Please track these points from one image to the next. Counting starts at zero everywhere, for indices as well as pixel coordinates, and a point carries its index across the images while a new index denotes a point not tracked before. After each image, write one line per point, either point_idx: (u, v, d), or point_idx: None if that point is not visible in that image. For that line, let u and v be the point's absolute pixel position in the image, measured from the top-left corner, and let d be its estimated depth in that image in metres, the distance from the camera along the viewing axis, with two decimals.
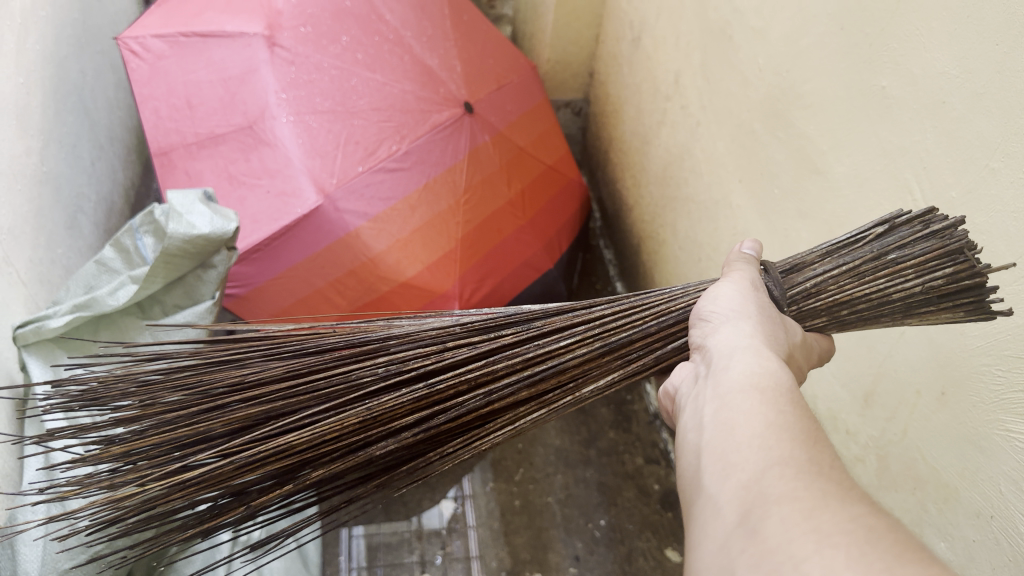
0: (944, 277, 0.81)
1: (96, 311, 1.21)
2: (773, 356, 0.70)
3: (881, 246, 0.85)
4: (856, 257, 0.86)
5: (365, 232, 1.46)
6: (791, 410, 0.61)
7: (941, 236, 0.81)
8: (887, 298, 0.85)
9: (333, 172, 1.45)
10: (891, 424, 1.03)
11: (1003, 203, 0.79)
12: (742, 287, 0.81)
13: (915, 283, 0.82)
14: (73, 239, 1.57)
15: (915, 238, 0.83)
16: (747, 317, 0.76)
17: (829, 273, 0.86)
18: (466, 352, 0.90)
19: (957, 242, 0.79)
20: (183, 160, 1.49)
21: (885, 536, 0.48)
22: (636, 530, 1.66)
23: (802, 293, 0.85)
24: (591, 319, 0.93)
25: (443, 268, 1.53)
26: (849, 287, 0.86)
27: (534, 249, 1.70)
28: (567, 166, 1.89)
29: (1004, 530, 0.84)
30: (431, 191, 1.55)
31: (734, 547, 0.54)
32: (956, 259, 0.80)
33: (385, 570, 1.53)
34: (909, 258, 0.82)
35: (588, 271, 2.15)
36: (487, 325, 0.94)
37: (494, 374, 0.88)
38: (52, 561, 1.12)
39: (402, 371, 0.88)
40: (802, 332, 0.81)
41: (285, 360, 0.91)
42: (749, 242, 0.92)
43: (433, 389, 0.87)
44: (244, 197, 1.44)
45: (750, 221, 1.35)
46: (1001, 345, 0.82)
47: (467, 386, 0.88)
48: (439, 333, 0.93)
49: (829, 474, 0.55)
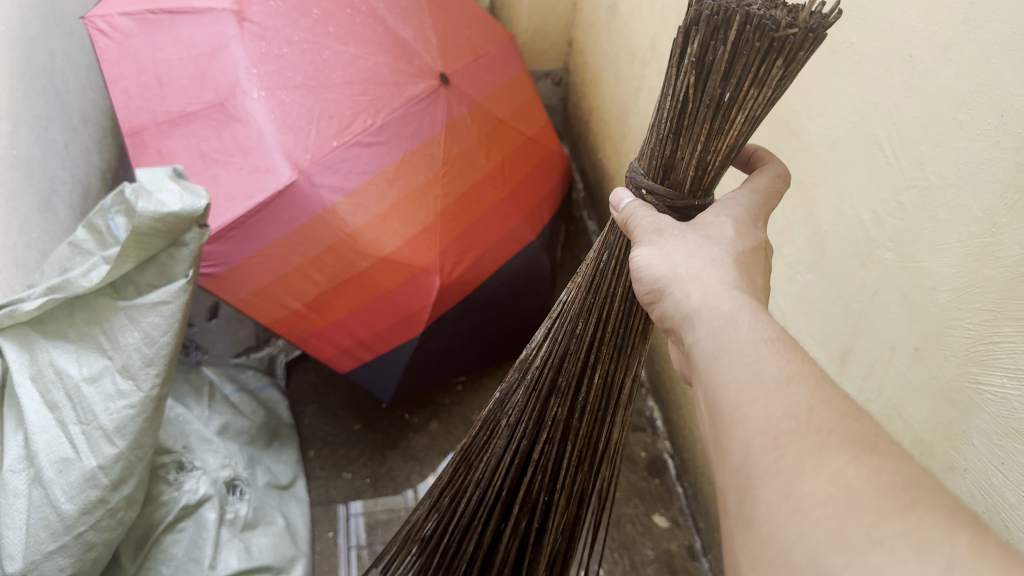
0: (781, 65, 0.70)
1: (70, 293, 1.18)
2: (730, 297, 0.68)
3: (712, 90, 0.74)
4: (701, 120, 0.76)
5: (342, 207, 1.43)
6: (758, 359, 0.61)
7: (754, 35, 0.69)
8: (754, 117, 0.76)
9: (307, 148, 1.44)
10: (867, 381, 1.03)
11: (970, 153, 0.79)
12: (652, 239, 0.76)
13: (768, 87, 0.73)
14: (47, 223, 1.55)
15: (724, 60, 0.72)
16: (677, 272, 0.72)
17: (700, 152, 0.77)
18: (557, 448, 0.95)
19: (764, 38, 0.69)
20: (155, 140, 1.47)
21: (863, 492, 0.50)
22: (624, 497, 1.67)
23: (698, 181, 0.80)
24: (588, 340, 0.90)
25: (424, 242, 1.50)
26: (722, 145, 0.77)
27: (515, 221, 1.68)
28: (547, 136, 1.88)
29: (977, 483, 0.85)
30: (409, 164, 1.53)
31: (738, 538, 0.56)
32: (778, 49, 0.69)
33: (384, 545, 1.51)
34: (739, 82, 0.72)
35: (571, 243, 2.16)
36: (531, 406, 0.96)
37: (585, 433, 0.93)
38: (35, 544, 1.10)
39: (535, 490, 0.97)
40: (733, 223, 0.77)
41: (457, 541, 1.03)
42: (621, 191, 0.84)
43: (567, 486, 0.95)
44: (217, 175, 1.42)
45: (728, 185, 1.34)
46: (973, 299, 0.81)
47: (577, 453, 0.94)
48: (512, 447, 0.97)
49: (807, 424, 0.55)
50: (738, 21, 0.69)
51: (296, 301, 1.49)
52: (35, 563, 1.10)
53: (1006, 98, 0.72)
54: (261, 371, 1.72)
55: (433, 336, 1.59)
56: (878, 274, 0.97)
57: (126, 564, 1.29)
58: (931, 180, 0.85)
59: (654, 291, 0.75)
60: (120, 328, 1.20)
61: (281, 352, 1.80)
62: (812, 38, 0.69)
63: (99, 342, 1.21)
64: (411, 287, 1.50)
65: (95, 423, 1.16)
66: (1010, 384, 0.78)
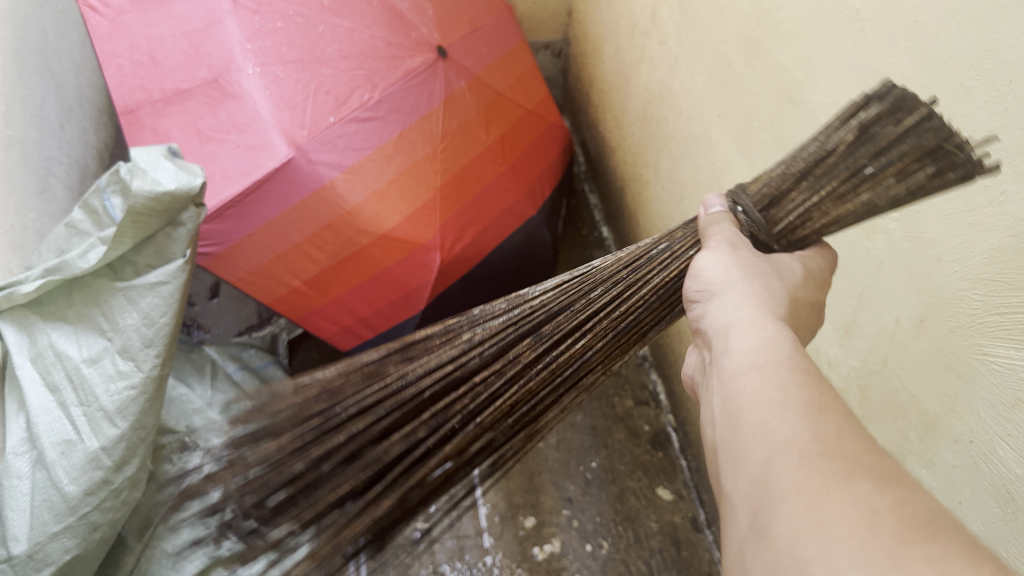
0: (926, 174, 0.72)
1: (67, 275, 1.17)
2: (772, 321, 0.70)
3: (858, 158, 0.77)
4: (833, 179, 0.80)
5: (340, 184, 1.41)
6: (791, 382, 0.62)
7: (916, 133, 0.72)
8: (874, 210, 0.78)
9: (303, 124, 1.41)
10: (871, 353, 1.02)
11: (977, 121, 0.77)
12: (722, 250, 0.79)
13: (899, 189, 0.75)
14: (44, 204, 1.54)
15: (886, 140, 0.75)
16: (733, 287, 0.75)
17: (812, 201, 0.81)
18: (502, 383, 0.89)
19: (932, 140, 0.71)
20: (150, 118, 1.45)
21: (888, 516, 0.48)
22: (628, 470, 1.72)
23: (789, 227, 0.84)
24: (595, 312, 0.90)
25: (423, 218, 1.49)
26: (833, 211, 0.81)
27: (515, 196, 1.67)
28: (546, 109, 1.86)
29: (984, 455, 0.84)
30: (407, 140, 1.51)
31: (749, 551, 0.55)
32: (938, 156, 0.71)
33: None
34: (886, 166, 0.75)
35: (573, 217, 2.16)
36: (499, 341, 0.91)
37: (532, 392, 0.90)
38: (40, 525, 1.10)
39: (445, 415, 0.90)
40: (803, 268, 0.81)
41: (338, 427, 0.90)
42: (713, 197, 0.90)
43: (481, 428, 0.89)
44: (213, 153, 1.41)
45: (730, 156, 1.33)
46: (979, 269, 0.80)
47: (508, 401, 0.89)
48: (458, 362, 0.91)
49: (834, 450, 0.54)
50: (920, 113, 0.71)
51: (297, 280, 1.49)
52: (41, 545, 1.10)
53: (1015, 63, 0.71)
54: (264, 349, 1.72)
55: (436, 313, 1.59)
56: (883, 245, 0.96)
57: (131, 541, 1.31)
58: None
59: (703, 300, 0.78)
60: (117, 310, 1.20)
61: (283, 331, 1.80)
62: (963, 169, 0.69)
63: (99, 323, 1.20)
64: (410, 264, 1.50)
65: (96, 405, 1.16)
66: (1017, 354, 0.77)
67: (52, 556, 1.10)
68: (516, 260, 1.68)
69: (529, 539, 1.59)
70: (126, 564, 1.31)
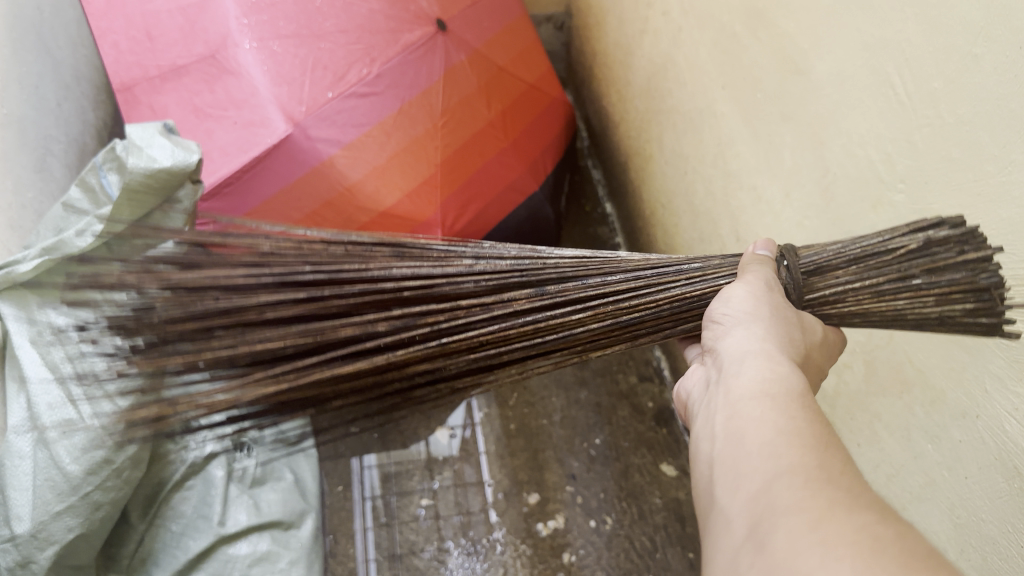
0: (961, 311, 0.81)
1: (64, 254, 1.17)
2: (785, 359, 0.70)
3: (910, 265, 0.84)
4: (881, 276, 0.85)
5: (340, 161, 1.41)
6: (802, 416, 0.61)
7: (972, 269, 0.80)
8: (899, 316, 0.85)
9: (301, 100, 1.39)
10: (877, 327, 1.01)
11: (984, 90, 0.75)
12: (757, 291, 0.80)
13: (932, 311, 0.83)
14: (44, 183, 1.53)
15: (944, 264, 0.82)
16: (757, 322, 0.75)
17: (852, 286, 0.86)
18: (482, 313, 0.98)
19: (986, 283, 0.79)
20: (147, 95, 1.45)
21: (891, 546, 0.48)
22: (631, 446, 1.71)
23: (820, 300, 0.86)
24: (601, 292, 0.98)
25: (424, 194, 1.49)
26: (866, 303, 0.86)
27: (517, 171, 1.65)
28: (548, 84, 1.83)
29: (990, 430, 0.83)
30: (408, 116, 1.48)
31: (743, 561, 0.54)
32: (978, 301, 0.80)
33: (396, 499, 1.62)
34: (933, 286, 0.83)
35: (577, 193, 2.14)
36: (502, 281, 1.00)
37: (507, 338, 0.98)
38: (42, 504, 1.11)
39: (418, 322, 0.98)
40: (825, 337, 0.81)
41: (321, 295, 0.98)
42: (763, 241, 0.90)
43: (445, 347, 0.97)
44: (211, 130, 1.40)
45: (734, 129, 1.31)
46: (986, 241, 0.79)
47: (479, 338, 0.97)
48: (456, 287, 0.99)
49: (839, 481, 0.54)
50: (982, 256, 0.79)
51: None
52: (44, 524, 1.11)
53: None
54: None
55: None
56: (889, 216, 0.94)
57: (135, 522, 1.35)
58: (945, 117, 0.82)
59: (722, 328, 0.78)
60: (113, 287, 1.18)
61: None
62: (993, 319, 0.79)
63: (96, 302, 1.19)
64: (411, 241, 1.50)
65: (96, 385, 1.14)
66: None
67: (55, 535, 1.11)
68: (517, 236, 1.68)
69: (533, 515, 1.61)
70: (130, 542, 1.35)
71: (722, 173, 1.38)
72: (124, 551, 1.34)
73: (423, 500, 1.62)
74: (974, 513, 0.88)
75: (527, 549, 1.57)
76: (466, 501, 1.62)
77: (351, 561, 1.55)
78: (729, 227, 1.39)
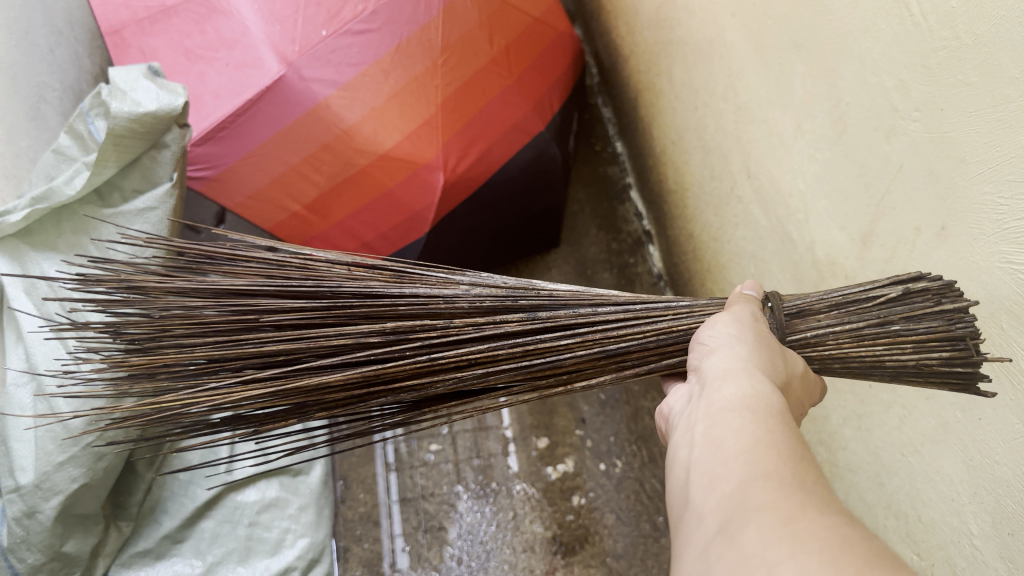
0: (937, 360, 0.82)
1: (54, 203, 1.17)
2: (766, 378, 0.70)
3: (889, 312, 0.85)
4: (862, 320, 0.85)
5: (335, 102, 1.35)
6: (780, 430, 0.62)
7: (949, 318, 0.82)
8: (879, 363, 0.85)
9: (295, 39, 1.37)
10: (890, 266, 0.96)
11: (1004, 9, 0.70)
12: (743, 317, 0.80)
13: (910, 358, 0.83)
14: (41, 131, 1.51)
15: (924, 312, 0.83)
16: (738, 344, 0.75)
17: (833, 328, 0.85)
18: (472, 331, 0.91)
19: (963, 333, 0.80)
20: (136, 38, 1.44)
21: (859, 544, 0.48)
22: (642, 389, 1.68)
23: (801, 342, 0.84)
24: (593, 321, 0.93)
25: (425, 135, 1.42)
26: (848, 346, 0.85)
27: (524, 111, 1.56)
28: (556, 17, 1.72)
29: (1008, 371, 0.80)
30: (406, 53, 1.41)
31: (714, 553, 0.54)
32: (954, 348, 0.81)
33: (420, 441, 1.61)
34: (911, 333, 0.83)
35: (585, 133, 2.09)
36: (494, 306, 0.94)
37: (496, 358, 0.90)
38: (45, 456, 1.12)
39: (408, 334, 0.90)
40: (804, 367, 0.80)
41: (316, 308, 0.92)
42: (750, 283, 0.90)
43: (434, 361, 0.89)
44: (202, 72, 1.39)
45: (745, 59, 1.24)
46: (1003, 170, 0.75)
47: (469, 360, 0.89)
48: (450, 304, 0.94)
49: (812, 488, 0.55)
50: (959, 306, 0.80)
51: (295, 204, 1.45)
52: (47, 475, 1.12)
53: None
54: None
55: (442, 233, 1.56)
56: (902, 147, 0.89)
57: (142, 472, 1.33)
58: (962, 40, 0.76)
59: (706, 348, 0.78)
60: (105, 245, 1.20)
61: None
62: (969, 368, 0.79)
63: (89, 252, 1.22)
64: (412, 185, 1.43)
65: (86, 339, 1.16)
66: None
67: (60, 486, 1.12)
68: (524, 178, 1.60)
69: (542, 459, 1.61)
70: (139, 490, 1.34)
71: (733, 106, 1.32)
72: (132, 499, 1.33)
73: (430, 445, 1.61)
74: (988, 455, 0.85)
75: (537, 492, 1.58)
76: (469, 446, 1.61)
77: (362, 506, 1.55)
78: (739, 163, 1.34)
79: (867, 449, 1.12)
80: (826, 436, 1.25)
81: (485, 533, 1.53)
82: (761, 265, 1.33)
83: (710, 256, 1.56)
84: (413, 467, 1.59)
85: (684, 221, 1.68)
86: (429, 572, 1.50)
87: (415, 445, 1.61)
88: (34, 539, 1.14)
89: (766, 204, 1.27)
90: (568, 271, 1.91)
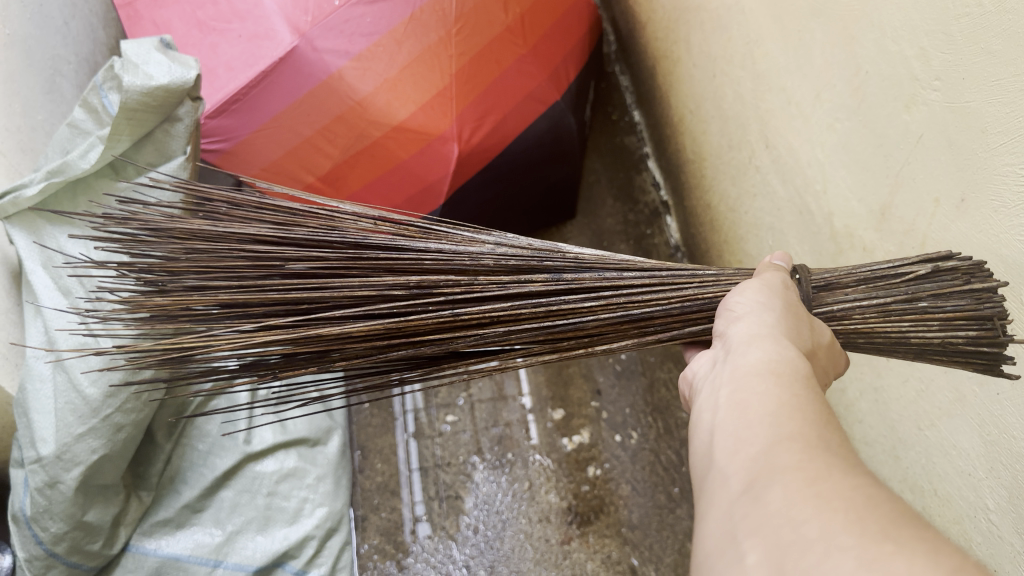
0: (961, 339, 0.81)
1: (70, 176, 1.18)
2: (792, 344, 0.69)
3: (917, 288, 0.83)
4: (889, 296, 0.84)
5: (349, 72, 1.35)
6: (806, 395, 0.61)
7: (977, 297, 0.80)
8: (903, 339, 0.84)
9: (308, 11, 1.37)
10: (908, 238, 0.94)
11: None
12: (771, 284, 0.79)
13: (935, 335, 0.82)
14: (56, 104, 1.51)
15: (952, 290, 0.82)
16: (761, 310, 0.75)
17: (859, 302, 0.84)
18: (495, 289, 0.91)
19: (990, 313, 0.79)
20: (150, 11, 1.50)
21: (884, 503, 0.48)
22: (658, 361, 1.68)
23: (827, 316, 0.83)
24: (618, 286, 0.92)
25: (439, 107, 1.40)
26: (873, 322, 0.84)
27: (539, 79, 1.53)
28: None
29: None
30: (419, 22, 1.39)
31: (737, 512, 0.54)
32: (979, 326, 0.80)
33: (437, 411, 1.63)
34: (939, 310, 0.82)
35: (603, 102, 2.07)
36: (518, 268, 0.94)
37: (518, 317, 0.90)
38: (65, 427, 1.14)
39: (433, 290, 0.90)
40: (829, 335, 0.79)
41: (340, 258, 0.92)
42: (779, 254, 0.89)
43: (458, 317, 0.88)
44: (215, 44, 1.42)
45: (763, 26, 1.22)
46: None
47: (492, 319, 0.89)
48: (473, 262, 0.93)
49: (837, 451, 0.54)
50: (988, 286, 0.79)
51: (310, 176, 1.44)
52: (67, 445, 1.14)
53: None
54: None
55: (456, 203, 1.55)
56: (922, 117, 0.88)
57: (161, 443, 1.35)
58: (985, 8, 0.74)
59: (731, 314, 0.78)
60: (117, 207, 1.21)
61: None
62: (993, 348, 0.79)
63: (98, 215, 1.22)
64: (425, 157, 1.43)
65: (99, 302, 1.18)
66: None
67: (80, 456, 1.14)
68: (538, 147, 1.58)
69: (557, 430, 1.61)
70: (159, 461, 1.35)
71: (752, 74, 1.30)
72: (153, 469, 1.35)
73: (446, 416, 1.62)
74: (1005, 430, 0.85)
75: (552, 463, 1.58)
76: (484, 417, 1.62)
77: (380, 475, 1.57)
78: (757, 132, 1.32)
79: (883, 422, 1.11)
80: (842, 408, 1.24)
81: (501, 503, 1.55)
82: (779, 236, 1.31)
83: (728, 228, 1.55)
84: (429, 438, 1.61)
85: (701, 191, 1.67)
86: (446, 540, 1.51)
87: (433, 415, 1.63)
88: (57, 508, 1.16)
89: (784, 173, 1.25)
90: (585, 241, 1.90)
